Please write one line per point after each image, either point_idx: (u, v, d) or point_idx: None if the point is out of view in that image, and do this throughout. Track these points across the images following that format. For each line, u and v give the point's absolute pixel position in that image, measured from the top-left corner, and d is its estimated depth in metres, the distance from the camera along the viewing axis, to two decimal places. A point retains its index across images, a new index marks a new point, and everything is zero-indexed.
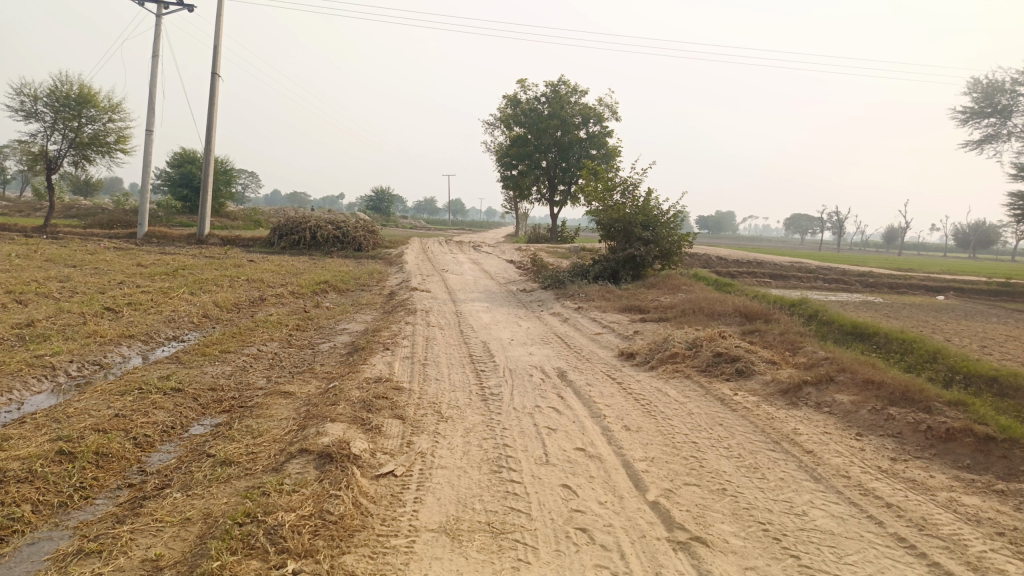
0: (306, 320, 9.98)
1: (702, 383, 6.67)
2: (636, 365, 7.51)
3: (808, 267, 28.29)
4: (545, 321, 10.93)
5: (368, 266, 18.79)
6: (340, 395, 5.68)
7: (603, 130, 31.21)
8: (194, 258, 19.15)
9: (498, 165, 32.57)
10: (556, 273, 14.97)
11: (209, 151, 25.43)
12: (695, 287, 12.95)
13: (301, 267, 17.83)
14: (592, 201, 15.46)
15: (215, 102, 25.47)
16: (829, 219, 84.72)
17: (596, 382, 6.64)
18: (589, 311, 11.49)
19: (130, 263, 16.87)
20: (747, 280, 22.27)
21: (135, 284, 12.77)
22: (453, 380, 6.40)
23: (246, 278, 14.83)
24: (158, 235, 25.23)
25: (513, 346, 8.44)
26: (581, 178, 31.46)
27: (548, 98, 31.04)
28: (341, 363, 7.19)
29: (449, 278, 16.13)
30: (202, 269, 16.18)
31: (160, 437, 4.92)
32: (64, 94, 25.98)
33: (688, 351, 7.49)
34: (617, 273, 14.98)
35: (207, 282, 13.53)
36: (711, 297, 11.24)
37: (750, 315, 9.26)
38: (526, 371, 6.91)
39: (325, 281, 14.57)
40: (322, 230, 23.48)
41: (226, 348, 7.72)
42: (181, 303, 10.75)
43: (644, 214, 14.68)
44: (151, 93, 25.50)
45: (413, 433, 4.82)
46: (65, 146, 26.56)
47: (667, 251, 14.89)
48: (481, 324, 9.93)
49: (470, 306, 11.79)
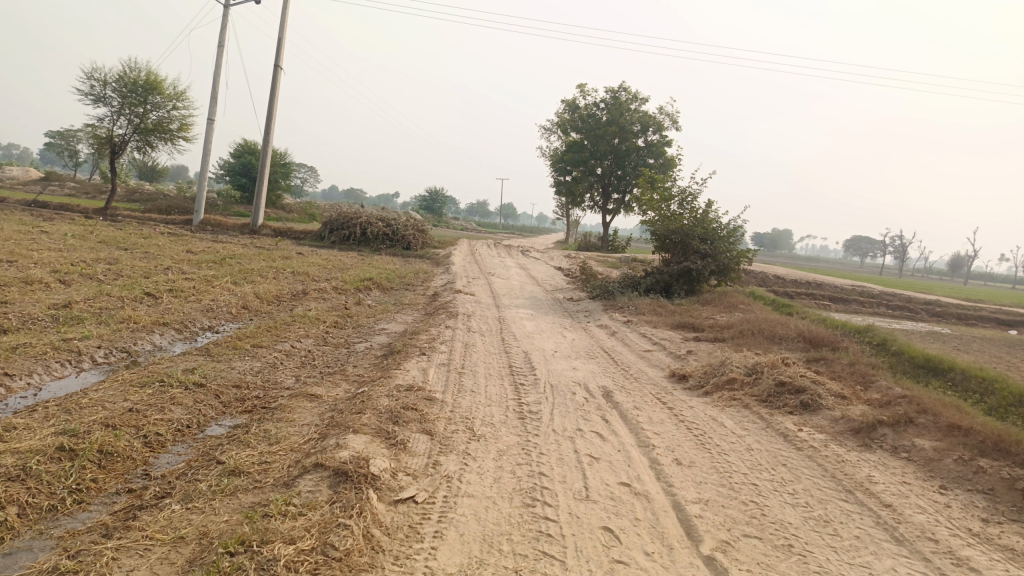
0: (345, 317, 9.68)
1: (762, 415, 6.08)
2: (689, 390, 6.95)
3: (870, 292, 27.02)
4: (592, 333, 10.41)
5: (414, 265, 18.52)
6: (367, 402, 5.28)
7: (662, 139, 30.47)
8: (244, 247, 19.18)
9: (552, 169, 32.12)
10: (606, 283, 14.42)
11: (267, 142, 25.62)
12: (752, 307, 12.25)
13: (347, 262, 17.64)
14: (648, 211, 14.86)
15: (275, 94, 25.66)
16: (892, 242, 81.73)
17: (645, 405, 6.11)
18: (639, 325, 10.91)
19: (180, 249, 16.93)
20: (806, 302, 21.29)
21: (181, 270, 12.71)
22: (489, 392, 5.95)
23: (291, 270, 14.69)
24: (213, 223, 25.52)
25: (557, 359, 7.95)
26: (636, 187, 30.75)
27: (607, 104, 30.46)
28: (373, 366, 6.81)
29: (496, 282, 15.71)
30: (249, 259, 16.11)
31: (172, 437, 4.59)
32: (131, 80, 26.57)
33: (748, 378, 6.89)
34: (670, 286, 14.34)
35: (252, 272, 13.41)
36: (771, 318, 10.56)
37: (815, 341, 8.58)
38: (569, 388, 6.41)
39: (370, 277, 14.31)
40: (372, 227, 23.37)
41: (258, 342, 7.42)
42: (221, 292, 10.57)
43: (702, 227, 14.02)
44: (215, 82, 25.84)
45: (441, 452, 4.38)
46: (129, 131, 27.17)
47: (724, 267, 14.19)
48: (525, 332, 9.47)
49: (515, 313, 11.34)
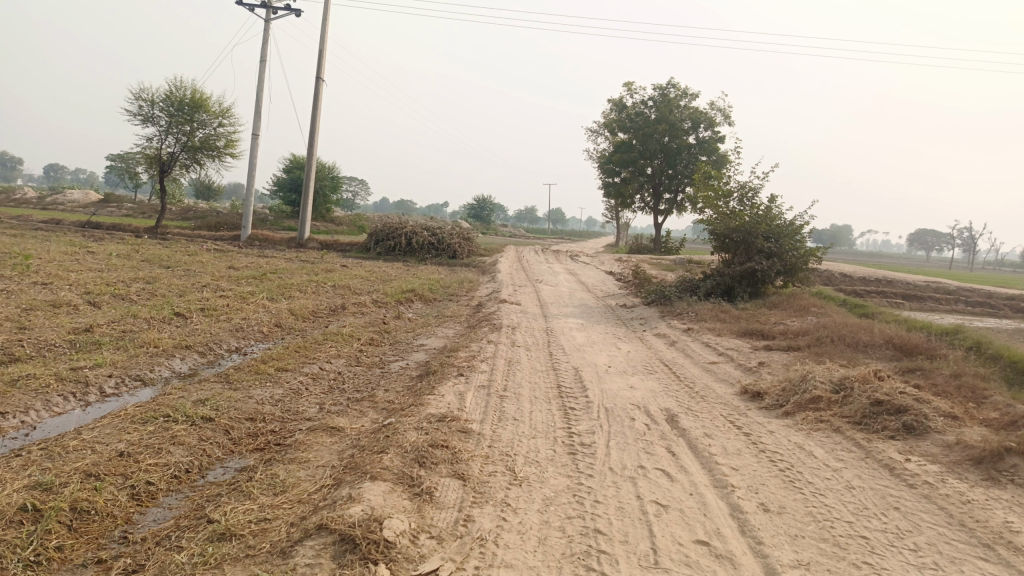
0: (382, 333, 9.04)
1: (857, 442, 5.14)
2: (765, 411, 6.06)
3: (946, 288, 25.27)
4: (650, 343, 9.54)
5: (460, 275, 17.88)
6: (392, 437, 4.55)
7: (714, 135, 29.28)
8: (288, 261, 18.86)
9: (600, 171, 31.17)
10: (662, 288, 13.49)
11: (311, 154, 25.45)
12: (825, 309, 11.18)
13: (391, 273, 17.11)
14: (705, 209, 13.90)
15: (317, 106, 25.49)
16: (960, 235, 78.05)
17: (718, 433, 5.24)
18: (701, 333, 9.98)
19: (222, 265, 16.66)
20: (877, 300, 19.85)
21: (218, 287, 12.30)
22: (535, 421, 5.17)
23: (332, 283, 14.19)
24: (260, 238, 25.43)
25: (612, 375, 7.12)
26: (689, 186, 29.59)
27: (655, 102, 29.45)
28: (406, 391, 6.10)
29: (544, 290, 14.91)
30: (291, 274, 15.71)
31: (165, 486, 3.96)
32: (178, 98, 26.79)
33: (835, 396, 5.95)
34: (731, 289, 13.34)
35: (291, 287, 12.93)
36: (849, 321, 9.51)
37: (906, 348, 7.54)
38: (627, 413, 5.59)
39: (412, 289, 13.71)
40: (417, 236, 22.87)
41: (283, 365, 6.80)
42: (254, 310, 10.07)
43: (765, 224, 12.99)
44: (259, 97, 25.85)
45: (474, 503, 3.63)
46: (177, 149, 27.43)
47: (791, 266, 13.13)
48: (575, 345, 8.65)
49: (564, 323, 10.54)
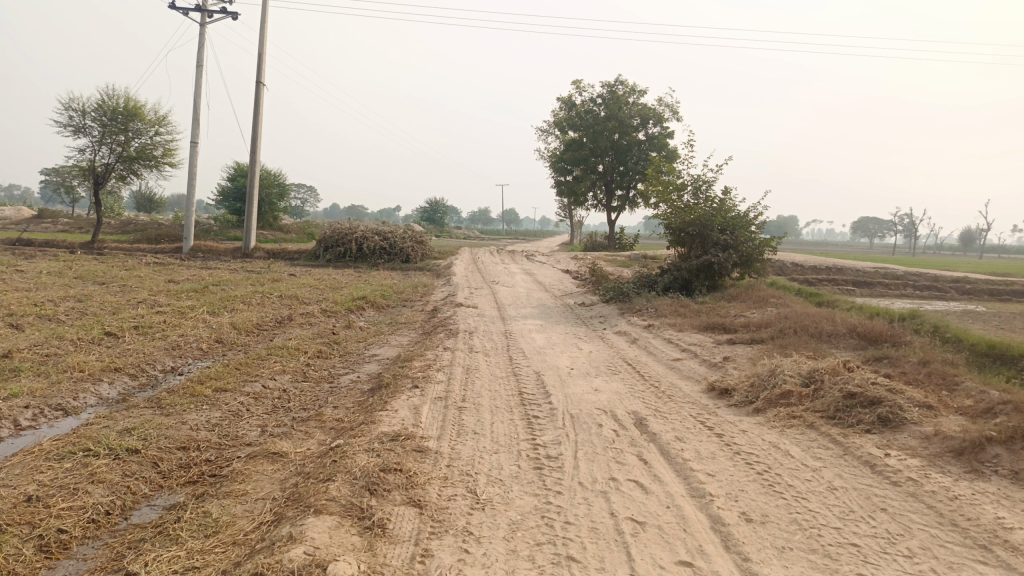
0: (330, 344, 8.56)
1: (834, 438, 4.91)
2: (735, 409, 5.81)
3: (893, 273, 25.76)
4: (611, 342, 9.28)
5: (413, 279, 17.39)
6: (340, 461, 4.14)
7: (663, 131, 29.37)
8: (233, 272, 18.12)
9: (551, 170, 30.96)
10: (619, 285, 13.27)
11: (254, 161, 24.62)
12: (784, 300, 11.09)
13: (341, 281, 16.53)
14: (660, 203, 13.74)
15: (259, 111, 24.67)
16: (901, 222, 80.52)
17: (690, 436, 4.97)
18: (662, 330, 9.76)
19: (161, 279, 15.86)
20: (830, 288, 20.07)
21: (154, 303, 11.62)
22: (496, 433, 4.81)
23: (278, 294, 13.59)
24: (203, 249, 24.48)
25: (575, 378, 6.80)
26: (641, 182, 29.61)
27: (604, 99, 29.38)
28: (356, 407, 5.68)
29: (500, 292, 14.56)
30: (235, 285, 15.02)
31: (80, 532, 3.48)
32: (111, 107, 25.65)
33: (805, 390, 5.75)
34: (689, 283, 13.20)
35: (235, 299, 12.32)
36: (810, 311, 9.40)
37: (871, 337, 7.41)
38: (593, 419, 5.27)
39: (363, 296, 13.20)
40: (368, 242, 22.28)
41: (223, 384, 6.31)
42: (194, 326, 9.47)
43: (721, 216, 12.88)
44: (197, 103, 24.91)
45: (433, 535, 3.25)
46: (112, 160, 26.25)
47: (747, 258, 13.05)
48: (535, 348, 8.32)
49: (522, 325, 10.20)
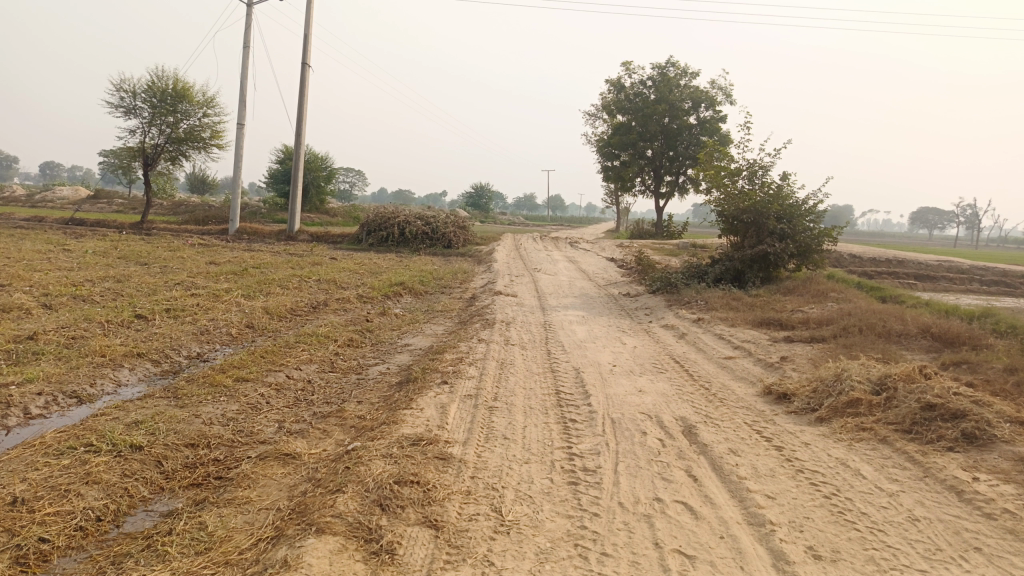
0: (362, 332, 8.22)
1: (911, 457, 4.33)
2: (795, 418, 5.27)
3: (959, 267, 24.40)
4: (658, 337, 8.74)
5: (454, 265, 17.03)
6: (354, 468, 3.75)
7: (715, 115, 28.35)
8: (274, 255, 18.02)
9: (598, 155, 30.25)
10: (667, 275, 12.67)
11: (299, 143, 24.55)
12: (845, 294, 10.36)
13: (381, 265, 16.26)
14: (712, 188, 13.06)
15: (304, 93, 24.56)
16: (964, 213, 77.25)
17: (746, 450, 4.45)
18: (712, 324, 9.17)
19: (202, 260, 15.81)
20: (890, 282, 19.04)
21: (191, 285, 11.47)
22: (529, 439, 4.36)
23: (316, 277, 13.36)
24: (249, 231, 24.60)
25: (617, 377, 6.31)
26: (691, 168, 28.69)
27: (654, 81, 28.50)
28: (381, 403, 5.30)
29: (542, 280, 14.08)
30: (275, 268, 14.88)
31: (64, 542, 3.17)
32: (160, 88, 25.88)
33: (876, 399, 5.16)
34: (742, 274, 12.54)
35: (272, 283, 12.11)
36: (875, 307, 8.71)
37: (946, 338, 6.73)
38: (636, 426, 4.78)
39: (401, 281, 12.86)
40: (411, 226, 22.02)
41: (245, 374, 6.00)
42: (226, 310, 9.25)
43: (777, 203, 12.15)
44: (244, 85, 24.94)
45: (447, 565, 2.82)
46: (161, 141, 26.55)
47: (804, 248, 12.31)
48: (576, 341, 7.84)
49: (563, 316, 9.72)
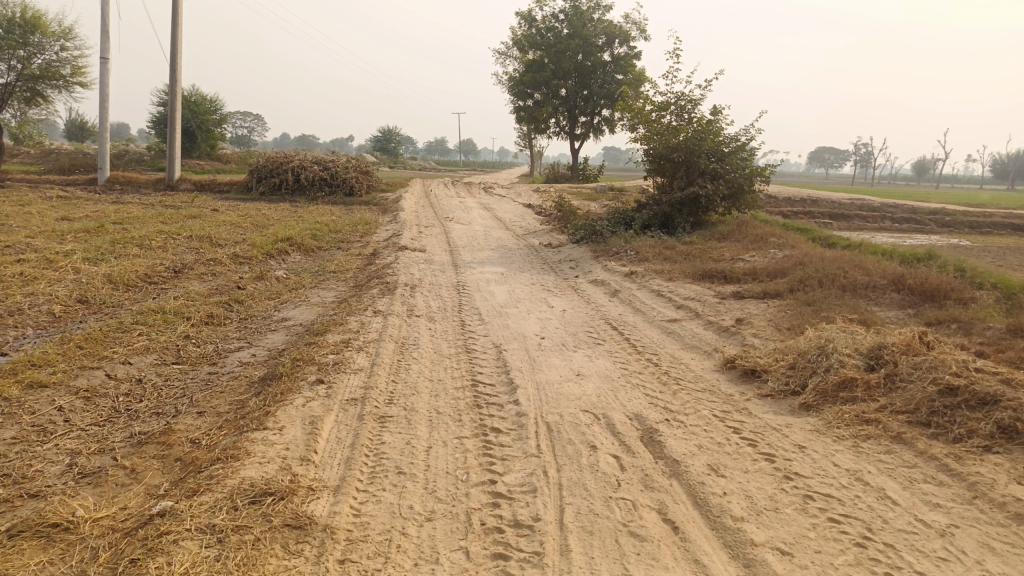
0: (229, 304, 6.63)
1: (943, 465, 3.26)
2: (775, 407, 4.14)
3: (871, 204, 24.48)
4: (588, 295, 7.53)
5: (356, 215, 15.32)
6: (148, 565, 2.31)
7: (630, 52, 27.12)
8: (146, 208, 15.72)
9: (510, 94, 28.50)
10: (591, 222, 11.46)
11: (176, 81, 21.75)
12: (786, 239, 9.45)
13: (271, 217, 14.33)
14: (637, 125, 11.84)
15: (178, 22, 21.67)
16: (861, 153, 80.26)
17: (732, 467, 3.25)
18: (648, 278, 8.02)
19: (53, 216, 13.42)
20: (810, 222, 18.69)
21: (23, 248, 9.37)
22: (433, 474, 3.03)
23: (188, 234, 11.41)
24: (122, 181, 21.83)
25: (548, 355, 5.04)
26: (606, 108, 27.50)
27: (567, 15, 26.86)
28: (230, 416, 3.84)
29: (454, 230, 12.61)
30: (141, 224, 12.75)
31: None
32: (5, 17, 22.28)
33: (875, 380, 4.08)
34: (670, 219, 11.49)
35: (131, 243, 10.14)
36: (826, 254, 7.77)
37: (924, 292, 5.80)
38: (581, 435, 3.50)
39: (290, 236, 11.12)
40: (307, 172, 19.93)
41: (43, 377, 4.37)
42: (56, 280, 7.37)
43: (709, 140, 11.05)
44: (105, 12, 21.73)
45: None
46: (11, 79, 22.98)
47: (736, 189, 11.34)
48: (494, 307, 6.52)
49: (477, 273, 8.34)
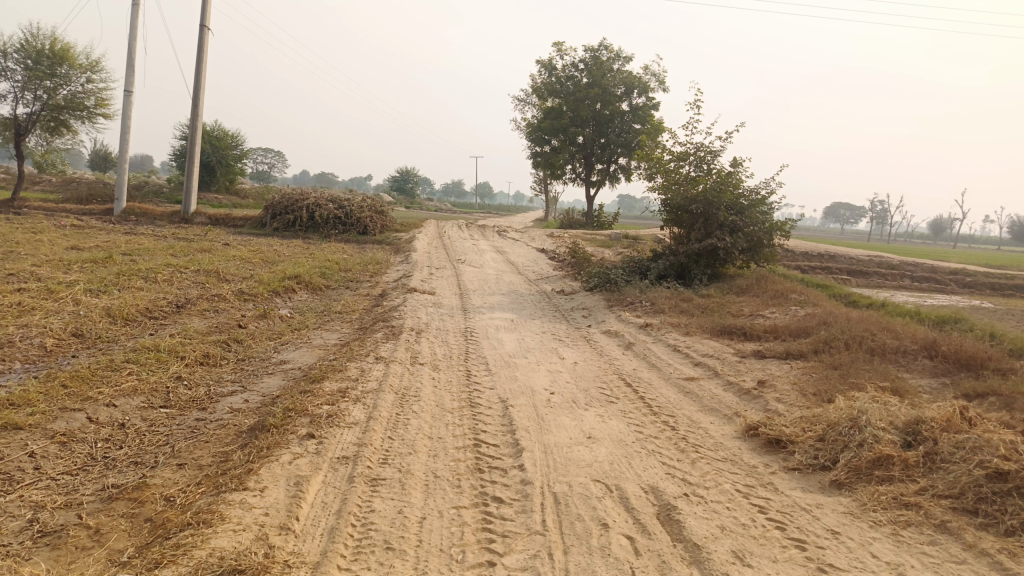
0: (228, 344, 6.37)
1: (997, 563, 2.91)
2: (804, 483, 3.81)
3: (889, 262, 24.12)
4: (601, 348, 7.23)
5: (367, 254, 15.17)
6: None
7: (648, 102, 27.25)
8: (158, 240, 15.65)
9: (527, 139, 28.61)
10: (605, 270, 11.20)
11: (197, 116, 21.97)
12: (806, 296, 9.14)
13: (282, 253, 14.20)
14: (655, 174, 11.67)
15: (202, 59, 21.98)
16: (876, 209, 80.10)
17: (760, 555, 2.92)
18: (663, 332, 7.72)
19: (64, 245, 13.34)
20: (827, 278, 18.37)
21: (27, 276, 9.21)
22: (426, 553, 2.71)
23: (196, 268, 11.24)
24: (137, 212, 21.89)
25: (558, 413, 4.73)
26: (623, 156, 27.52)
27: (586, 64, 27.09)
28: (210, 471, 3.54)
29: (465, 273, 12.39)
30: (150, 255, 12.63)
31: None
32: (34, 48, 22.70)
33: (914, 458, 3.75)
34: (687, 270, 11.21)
35: (136, 275, 9.97)
36: (850, 314, 7.45)
37: (959, 360, 5.47)
38: (591, 510, 3.19)
39: (298, 273, 10.93)
40: (321, 209, 19.90)
41: (19, 419, 4.10)
42: (54, 312, 7.16)
43: (728, 192, 10.84)
44: (132, 47, 22.10)
45: None
46: (37, 108, 23.30)
47: (755, 243, 11.08)
48: (503, 357, 6.24)
49: (486, 319, 8.07)
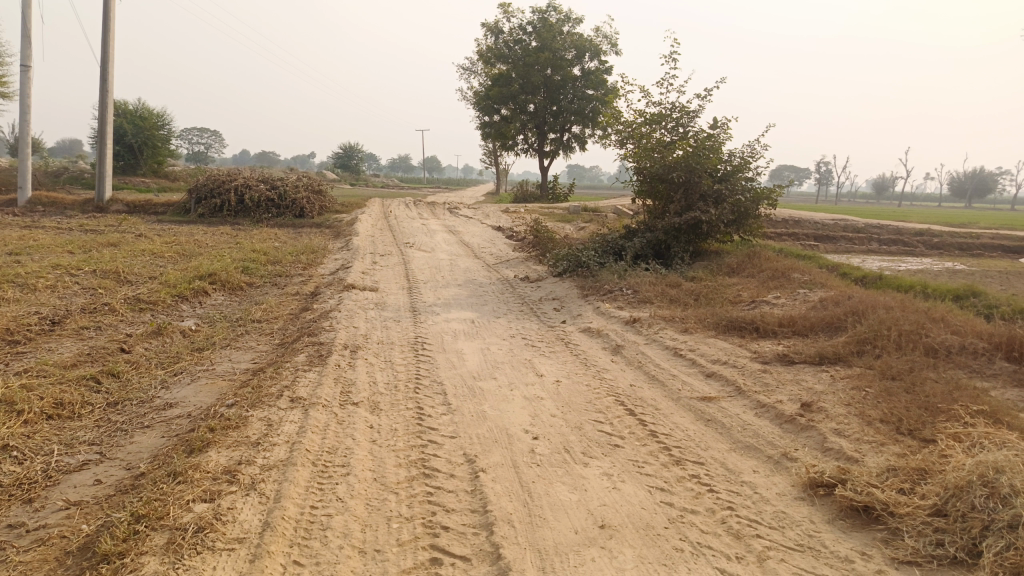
0: (93, 383, 4.75)
1: None
2: None
3: (855, 224, 23.35)
4: (585, 354, 5.82)
5: (302, 241, 13.47)
6: None
7: (601, 67, 25.79)
8: (59, 234, 13.62)
9: (476, 109, 26.86)
10: (575, 251, 9.82)
11: (107, 92, 19.66)
12: (810, 275, 7.93)
13: (203, 245, 12.40)
14: (626, 139, 10.26)
15: (109, 27, 19.64)
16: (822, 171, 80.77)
17: None
18: (656, 329, 6.37)
19: None
20: (798, 245, 17.39)
21: None
22: None
23: (91, 268, 9.42)
24: (44, 201, 19.60)
25: (549, 478, 3.32)
26: (577, 124, 26.06)
27: (535, 27, 25.44)
28: None
29: (414, 260, 10.85)
30: (41, 254, 10.70)
31: None
32: None
33: None
34: (665, 247, 9.88)
35: (9, 282, 8.14)
36: (880, 299, 6.21)
37: None
38: None
39: (216, 270, 9.23)
40: (253, 192, 17.99)
41: None
42: None
43: (711, 158, 9.50)
44: (27, 16, 19.60)
45: None
46: None
47: (742, 214, 9.80)
48: (463, 381, 4.78)
49: (441, 322, 6.60)
